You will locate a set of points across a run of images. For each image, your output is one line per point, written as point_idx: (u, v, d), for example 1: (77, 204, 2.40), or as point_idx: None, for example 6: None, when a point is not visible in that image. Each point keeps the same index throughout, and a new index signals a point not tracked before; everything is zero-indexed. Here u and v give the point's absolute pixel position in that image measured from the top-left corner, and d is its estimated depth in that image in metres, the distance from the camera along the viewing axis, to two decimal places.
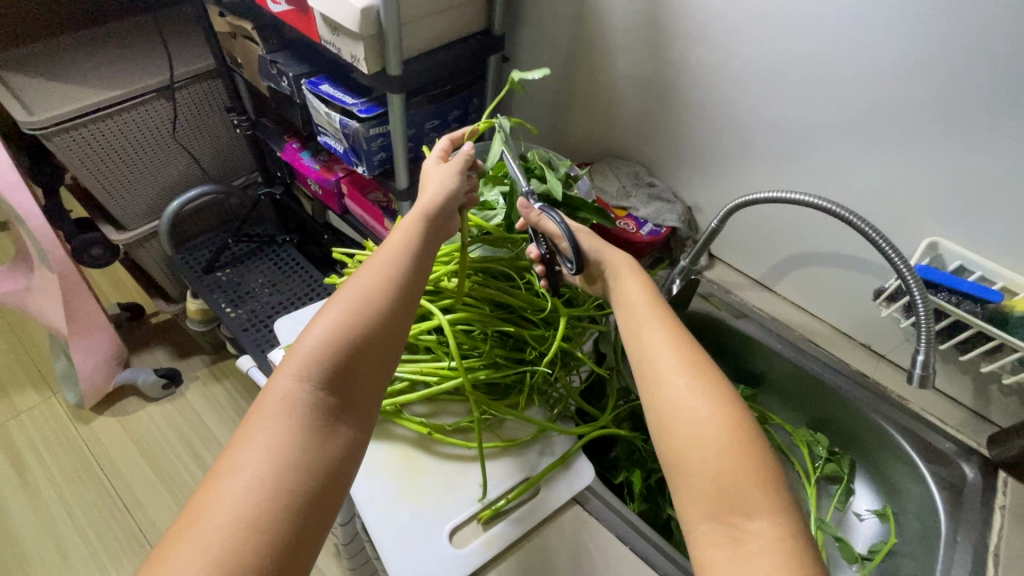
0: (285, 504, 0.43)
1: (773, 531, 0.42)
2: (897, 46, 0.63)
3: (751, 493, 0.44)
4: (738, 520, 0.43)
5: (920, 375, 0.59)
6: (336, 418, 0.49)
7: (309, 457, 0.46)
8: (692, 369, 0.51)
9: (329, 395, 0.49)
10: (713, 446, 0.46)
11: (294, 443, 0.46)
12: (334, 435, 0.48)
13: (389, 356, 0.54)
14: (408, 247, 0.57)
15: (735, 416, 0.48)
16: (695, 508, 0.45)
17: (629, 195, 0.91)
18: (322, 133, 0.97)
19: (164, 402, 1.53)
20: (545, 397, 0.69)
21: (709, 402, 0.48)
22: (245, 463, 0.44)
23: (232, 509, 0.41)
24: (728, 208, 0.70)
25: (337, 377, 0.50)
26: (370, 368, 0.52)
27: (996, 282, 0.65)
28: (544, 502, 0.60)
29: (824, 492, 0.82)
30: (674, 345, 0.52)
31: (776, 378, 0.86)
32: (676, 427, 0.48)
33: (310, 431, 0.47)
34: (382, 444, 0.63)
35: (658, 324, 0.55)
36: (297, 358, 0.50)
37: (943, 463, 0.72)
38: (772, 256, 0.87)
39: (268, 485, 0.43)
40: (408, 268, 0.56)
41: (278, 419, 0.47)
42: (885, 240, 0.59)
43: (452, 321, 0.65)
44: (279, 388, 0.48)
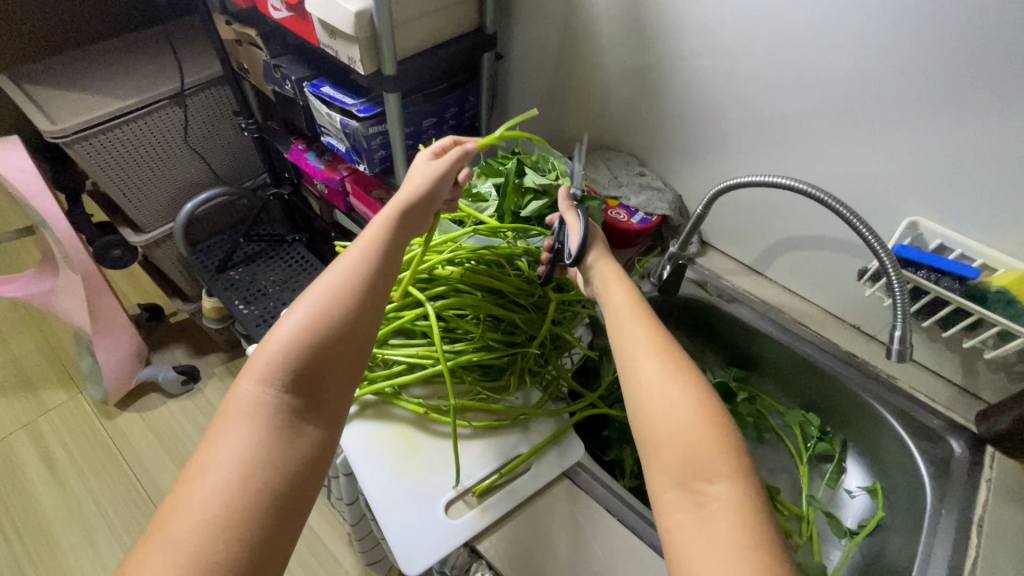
0: (256, 501, 0.45)
1: (733, 494, 0.44)
2: (874, 32, 0.64)
3: (713, 457, 0.46)
4: (701, 486, 0.45)
5: (899, 350, 0.61)
6: (301, 418, 0.52)
7: (275, 453, 0.48)
8: (663, 357, 0.53)
9: (293, 397, 0.52)
10: (681, 426, 0.49)
11: (261, 443, 0.49)
12: (301, 431, 0.51)
13: (354, 354, 0.56)
14: (374, 247, 0.60)
15: (705, 400, 0.50)
16: (663, 478, 0.47)
17: (620, 183, 0.92)
18: (325, 134, 1.02)
19: (184, 398, 1.60)
20: (537, 379, 0.72)
21: (679, 388, 0.51)
22: (211, 466, 0.46)
23: (203, 506, 0.44)
24: (711, 193, 0.72)
25: (300, 378, 0.52)
26: (334, 368, 0.54)
27: (976, 259, 0.66)
28: (534, 477, 0.64)
29: (816, 472, 0.84)
30: (651, 339, 0.55)
31: (768, 361, 0.88)
32: (649, 411, 0.50)
33: (277, 430, 0.50)
34: (382, 423, 0.67)
35: (638, 323, 0.57)
36: (262, 362, 0.52)
37: (933, 440, 0.74)
38: (762, 241, 0.88)
39: (234, 484, 0.46)
40: (373, 270, 0.59)
41: (245, 421, 0.49)
42: (861, 220, 0.62)
43: (440, 307, 0.67)
44: (245, 393, 0.51)
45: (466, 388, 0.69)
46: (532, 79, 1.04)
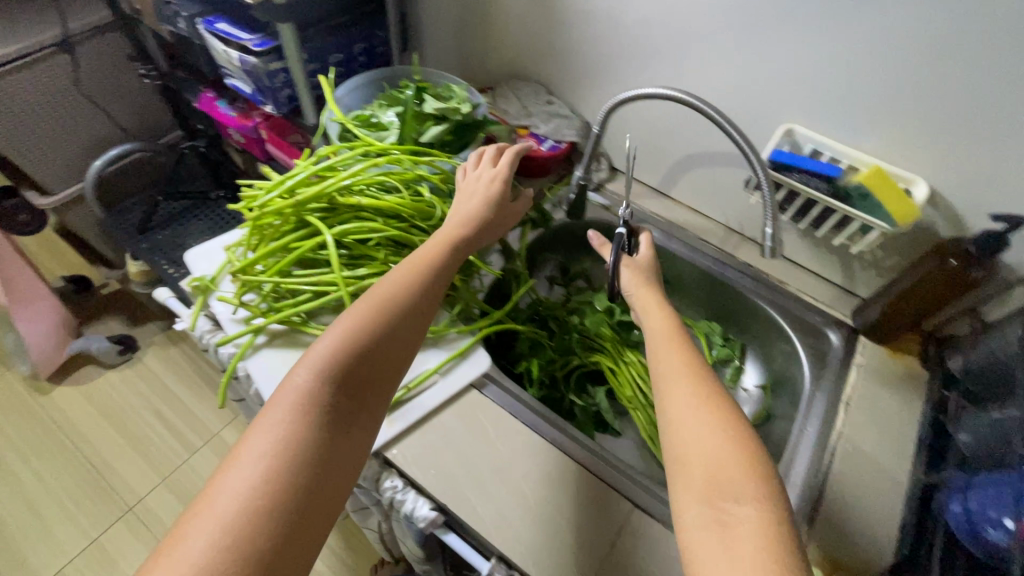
0: (299, 498, 0.41)
1: (758, 516, 0.40)
2: None
3: (739, 478, 0.43)
4: (727, 506, 0.42)
5: (771, 246, 0.66)
6: (349, 418, 0.48)
7: (315, 454, 0.44)
8: (699, 379, 0.51)
9: (344, 395, 0.48)
10: (707, 446, 0.45)
11: (302, 440, 0.44)
12: (344, 436, 0.46)
13: (402, 361, 0.53)
14: (435, 257, 0.59)
15: (735, 426, 0.47)
16: (687, 492, 0.44)
17: (530, 113, 0.93)
18: (229, 76, 0.98)
19: (122, 368, 1.64)
20: (445, 301, 0.74)
21: (708, 409, 0.48)
22: (253, 452, 0.43)
23: (229, 504, 0.39)
24: (604, 110, 0.75)
25: (353, 377, 0.49)
26: (381, 371, 0.51)
27: (843, 162, 0.71)
28: (442, 389, 0.67)
29: (720, 374, 0.90)
30: (687, 361, 0.53)
31: (675, 278, 0.93)
32: (680, 429, 0.47)
33: (320, 429, 0.45)
34: (292, 351, 0.68)
35: (675, 347, 0.55)
36: (318, 355, 0.48)
37: (814, 335, 0.81)
38: (665, 162, 0.91)
39: (277, 476, 0.42)
40: (426, 278, 0.56)
41: (289, 413, 0.45)
42: (732, 126, 0.66)
43: (338, 234, 0.67)
44: (296, 381, 0.47)
45: None
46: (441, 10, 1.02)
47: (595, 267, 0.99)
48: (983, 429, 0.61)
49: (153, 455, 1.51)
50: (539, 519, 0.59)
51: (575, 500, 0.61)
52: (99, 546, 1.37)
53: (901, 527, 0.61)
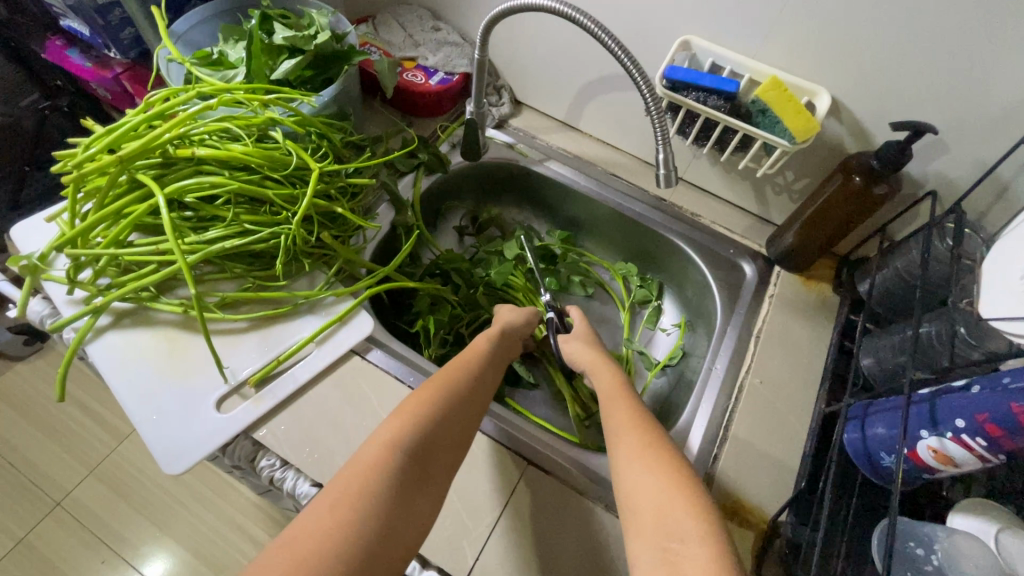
0: (360, 564, 0.37)
1: (707, 554, 0.37)
2: None
3: (686, 522, 0.40)
4: (675, 546, 0.39)
5: (664, 174, 0.60)
6: (418, 487, 0.44)
7: (380, 525, 0.40)
8: (642, 428, 0.50)
9: (416, 463, 0.45)
10: (656, 493, 0.43)
11: (370, 507, 0.40)
12: (409, 509, 0.42)
13: (461, 442, 0.50)
14: (488, 350, 0.60)
15: (676, 470, 0.45)
16: (638, 544, 0.40)
17: (417, 43, 0.82)
18: (62, 16, 0.84)
19: (33, 358, 1.54)
20: (320, 262, 0.66)
21: (652, 455, 0.47)
22: (316, 507, 0.39)
23: (280, 572, 0.34)
24: (482, 31, 0.66)
25: (425, 445, 0.46)
26: (449, 449, 0.48)
27: (744, 75, 0.65)
28: (316, 359, 0.61)
29: (637, 317, 0.87)
30: (633, 416, 0.52)
31: (588, 219, 0.87)
32: (631, 480, 0.45)
33: (389, 496, 0.41)
34: (142, 330, 0.61)
35: (624, 401, 0.55)
36: (396, 421, 0.47)
37: (729, 268, 0.77)
38: (569, 91, 0.83)
39: (342, 538, 0.37)
40: (481, 371, 0.57)
41: (357, 479, 0.42)
42: (611, 37, 0.57)
43: (173, 194, 0.58)
44: (374, 443, 0.45)
45: (238, 281, 0.63)
46: None
47: (507, 214, 0.92)
48: (884, 353, 0.59)
49: (75, 446, 1.43)
50: None
51: (468, 465, 0.57)
52: (26, 544, 1.31)
53: (803, 458, 0.60)
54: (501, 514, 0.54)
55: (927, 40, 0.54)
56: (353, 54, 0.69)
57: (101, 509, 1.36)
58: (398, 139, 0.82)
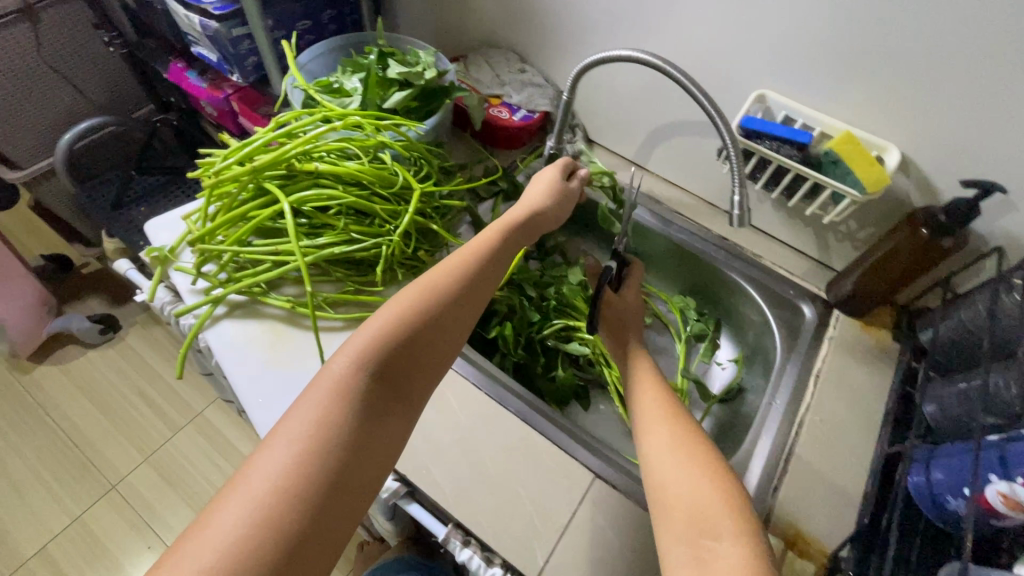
0: (321, 487, 0.41)
1: (741, 553, 0.42)
2: None
3: (721, 519, 0.44)
4: (708, 542, 0.43)
5: (739, 214, 0.64)
6: (387, 410, 0.47)
7: (348, 443, 0.44)
8: (671, 420, 0.54)
9: (380, 387, 0.47)
10: (690, 489, 0.47)
11: (335, 428, 0.44)
12: (378, 427, 0.46)
13: (437, 357, 0.51)
14: (481, 250, 0.57)
15: (714, 466, 0.48)
16: (670, 534, 0.45)
17: (503, 82, 0.90)
18: (194, 44, 0.95)
19: (104, 347, 1.65)
20: (410, 272, 0.73)
21: (688, 453, 0.50)
22: (281, 435, 0.43)
23: (252, 493, 0.39)
24: (574, 76, 0.72)
25: (392, 366, 0.48)
26: (422, 365, 0.50)
27: (816, 128, 0.70)
28: None
29: (694, 350, 0.90)
30: (666, 407, 0.56)
31: (648, 251, 0.92)
32: (659, 470, 0.49)
33: (355, 424, 0.44)
34: (252, 322, 0.67)
35: (656, 394, 0.59)
36: (361, 343, 0.47)
37: (788, 308, 0.80)
38: (640, 133, 0.89)
39: (303, 468, 0.41)
40: (468, 274, 0.54)
41: (326, 402, 0.45)
42: (697, 86, 0.63)
43: (295, 202, 0.65)
44: (337, 368, 0.46)
45: (338, 284, 0.70)
46: None
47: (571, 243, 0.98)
48: (950, 401, 0.59)
49: (134, 433, 1.51)
50: (500, 489, 0.59)
51: (539, 471, 0.61)
52: (81, 523, 1.38)
53: (867, 496, 0.61)
54: (571, 520, 0.57)
55: (998, 106, 0.58)
56: (453, 90, 0.77)
57: (152, 496, 1.43)
58: (479, 168, 0.90)
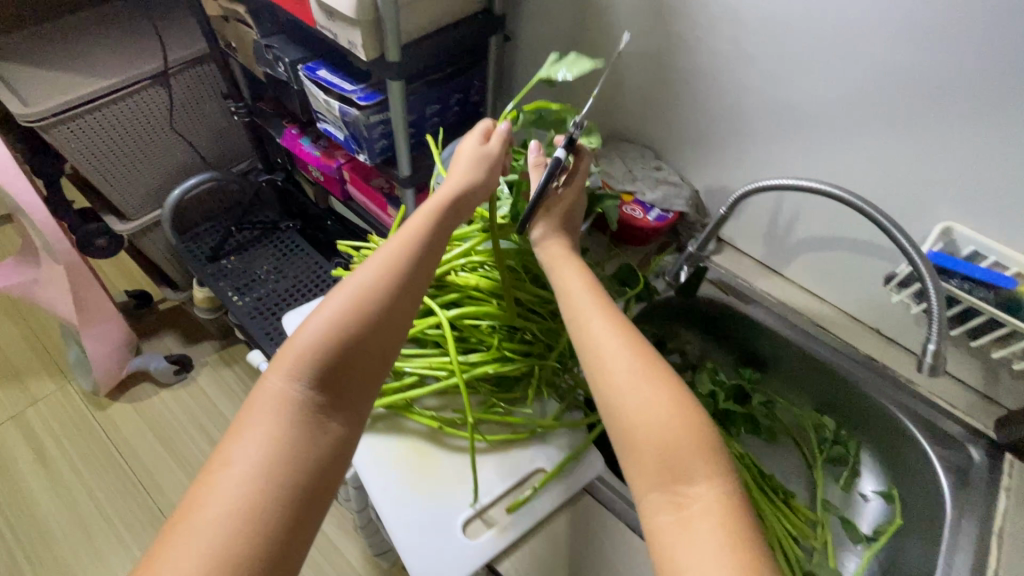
0: (277, 493, 0.46)
1: (713, 495, 0.46)
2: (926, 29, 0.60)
3: (692, 461, 0.47)
4: (681, 488, 0.47)
5: (931, 363, 0.58)
6: (325, 413, 0.52)
7: (301, 447, 0.49)
8: (629, 345, 0.54)
9: (318, 393, 0.52)
10: (656, 430, 0.49)
11: (287, 436, 0.49)
12: (322, 427, 0.51)
13: (378, 354, 0.55)
14: (405, 244, 0.58)
15: (679, 397, 0.51)
16: (644, 480, 0.49)
17: (636, 177, 0.89)
18: (322, 120, 0.94)
19: (177, 387, 1.61)
20: (556, 389, 0.69)
21: (650, 388, 0.51)
22: (233, 458, 0.47)
23: (215, 512, 0.44)
24: (736, 196, 0.70)
25: (324, 374, 0.52)
26: (360, 366, 0.54)
27: (1010, 266, 0.64)
28: (556, 493, 0.61)
29: (829, 475, 0.83)
30: (618, 332, 0.55)
31: (782, 361, 0.87)
32: (623, 416, 0.51)
33: (298, 432, 0.50)
34: (395, 437, 0.65)
35: (599, 312, 0.57)
36: (292, 358, 0.52)
37: (952, 447, 0.73)
38: (782, 241, 0.86)
39: (256, 482, 0.46)
40: (399, 270, 0.57)
41: (272, 418, 0.50)
42: (889, 220, 0.62)
43: (456, 317, 0.65)
44: (274, 387, 0.51)
45: (480, 400, 0.67)
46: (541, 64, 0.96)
47: (691, 345, 0.93)
48: None
49: None
50: None
51: None
52: None
53: None
54: None
55: None
56: (601, 196, 0.74)
57: None
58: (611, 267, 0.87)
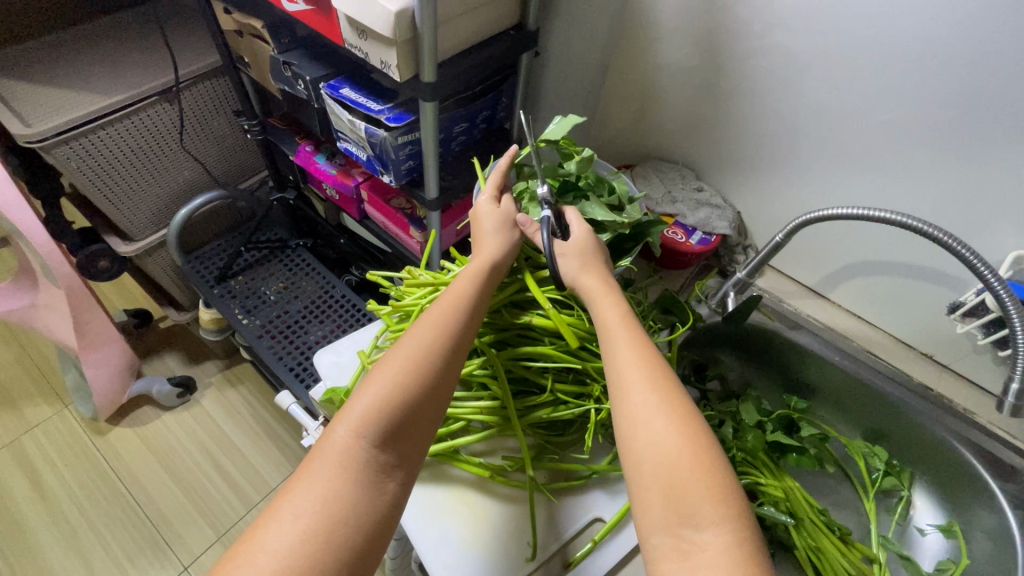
0: (334, 560, 0.43)
1: (722, 541, 0.41)
2: (1007, 56, 0.60)
3: (701, 504, 0.43)
4: (687, 532, 0.43)
5: (1013, 404, 0.58)
6: (388, 473, 0.48)
7: (357, 511, 0.45)
8: (650, 376, 0.50)
9: (383, 452, 0.48)
10: (670, 465, 0.45)
11: (343, 497, 0.45)
12: (382, 490, 0.47)
13: (438, 411, 0.52)
14: (467, 295, 0.56)
15: (696, 432, 0.46)
16: (649, 520, 0.44)
17: (675, 200, 0.91)
18: (343, 139, 0.90)
19: (179, 410, 1.54)
20: (609, 432, 0.65)
21: (667, 421, 0.47)
22: (293, 514, 0.44)
23: None
24: (794, 222, 0.69)
25: (391, 431, 0.49)
26: (424, 422, 0.51)
27: None
28: (617, 546, 0.57)
29: (881, 507, 0.80)
30: (640, 356, 0.51)
31: (828, 387, 0.83)
32: (638, 451, 0.47)
33: (357, 493, 0.46)
34: (441, 486, 0.60)
35: (626, 337, 0.53)
36: (357, 411, 0.49)
37: (1015, 480, 0.70)
38: (828, 264, 0.85)
39: (316, 547, 0.43)
40: (461, 323, 0.55)
41: (330, 475, 0.46)
42: (962, 245, 0.59)
43: (507, 356, 0.62)
44: (337, 438, 0.48)
45: (530, 444, 0.63)
46: (572, 80, 0.92)
47: (731, 371, 0.89)
48: None
49: (208, 508, 1.39)
50: None
51: None
52: None
53: None
54: None
55: None
56: (648, 223, 0.72)
57: None
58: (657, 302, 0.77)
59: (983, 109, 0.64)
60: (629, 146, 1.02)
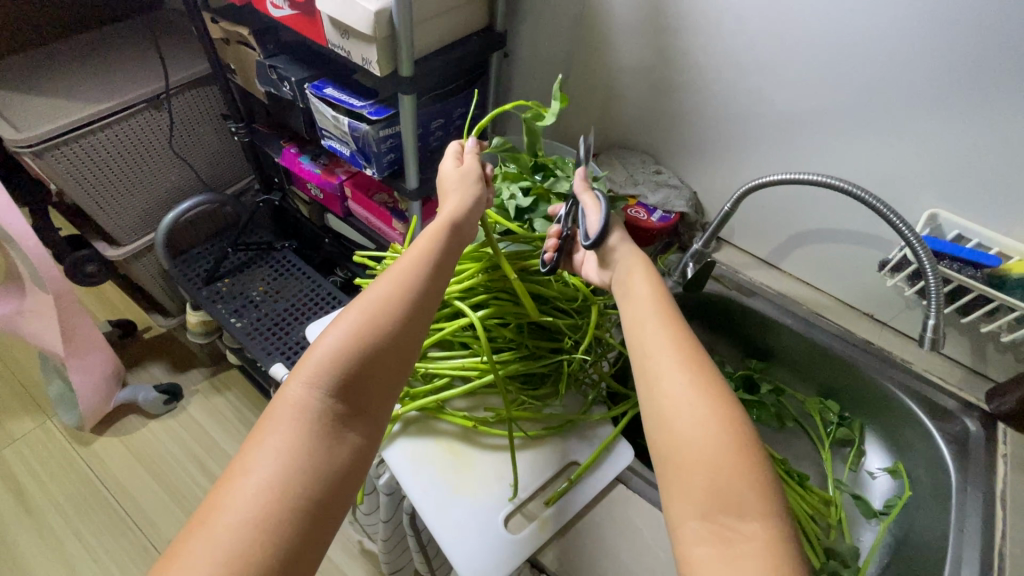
0: (291, 503, 0.47)
1: (764, 533, 0.42)
2: (904, 40, 0.70)
3: (745, 495, 0.44)
4: (729, 520, 0.43)
5: (932, 339, 0.65)
6: (343, 424, 0.52)
7: (313, 459, 0.49)
8: (692, 368, 0.51)
9: (337, 402, 0.53)
10: (709, 451, 0.46)
11: (301, 446, 0.50)
12: (337, 439, 0.51)
13: (395, 364, 0.56)
14: (421, 258, 0.61)
15: (734, 421, 0.47)
16: (687, 505, 0.45)
17: (637, 183, 0.99)
18: (326, 137, 0.96)
19: (166, 417, 1.55)
20: (581, 386, 0.72)
21: (708, 408, 0.48)
22: (255, 466, 0.48)
23: (231, 521, 0.44)
24: (740, 192, 0.76)
25: (344, 384, 0.53)
26: (380, 374, 0.55)
27: (992, 247, 0.74)
28: (592, 484, 0.63)
29: (837, 456, 0.87)
30: (682, 349, 0.52)
31: (784, 349, 0.91)
32: (675, 435, 0.48)
33: (312, 442, 0.50)
34: (429, 439, 0.65)
35: (666, 328, 0.54)
36: (311, 366, 0.53)
37: (948, 419, 0.78)
38: (776, 236, 0.93)
39: (274, 492, 0.46)
40: (414, 283, 0.59)
41: (287, 427, 0.50)
42: (888, 209, 0.66)
43: (486, 317, 0.68)
44: (292, 393, 0.52)
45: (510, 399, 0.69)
46: None
47: None
48: None
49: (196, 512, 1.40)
50: None
51: None
52: None
53: None
54: None
55: None
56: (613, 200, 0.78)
57: None
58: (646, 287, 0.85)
59: (892, 87, 0.74)
60: (594, 139, 1.10)
